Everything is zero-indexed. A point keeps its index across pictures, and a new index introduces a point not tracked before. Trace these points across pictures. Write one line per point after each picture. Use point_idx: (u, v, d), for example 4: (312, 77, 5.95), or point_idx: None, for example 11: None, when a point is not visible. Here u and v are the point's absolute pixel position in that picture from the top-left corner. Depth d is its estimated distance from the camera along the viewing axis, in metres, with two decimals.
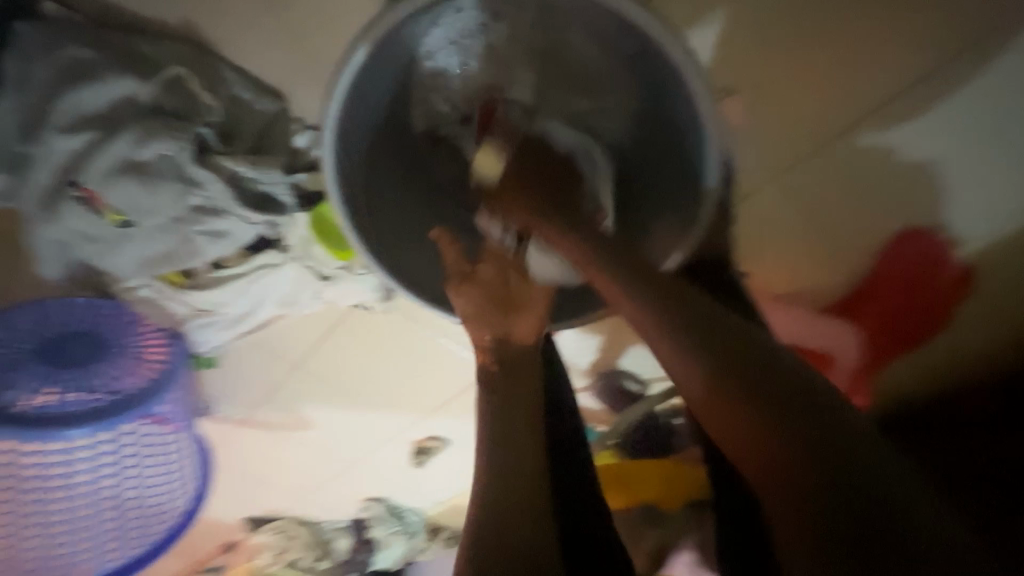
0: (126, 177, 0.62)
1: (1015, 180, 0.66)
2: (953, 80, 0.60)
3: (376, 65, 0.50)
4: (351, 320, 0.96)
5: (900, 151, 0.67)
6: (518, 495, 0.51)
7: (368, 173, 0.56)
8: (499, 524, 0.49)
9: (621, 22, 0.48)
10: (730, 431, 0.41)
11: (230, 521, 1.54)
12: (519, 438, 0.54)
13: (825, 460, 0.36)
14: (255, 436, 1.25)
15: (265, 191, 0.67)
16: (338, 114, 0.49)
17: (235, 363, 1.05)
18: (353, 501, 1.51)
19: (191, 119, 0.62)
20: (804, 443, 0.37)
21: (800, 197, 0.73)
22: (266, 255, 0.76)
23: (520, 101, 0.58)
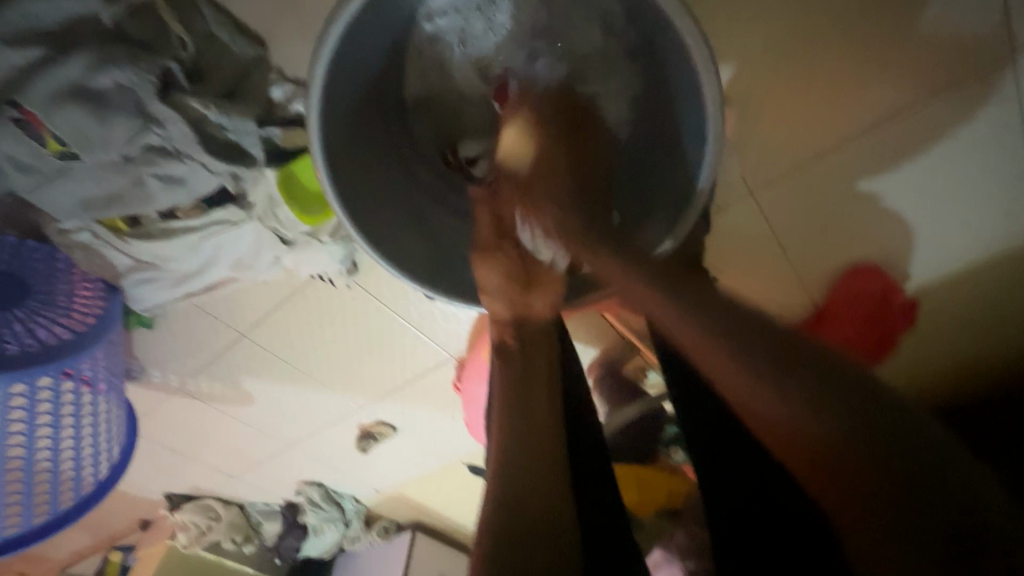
0: (73, 103, 0.55)
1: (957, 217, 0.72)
2: (918, 120, 0.64)
3: (376, 20, 0.46)
4: (309, 291, 0.91)
5: (866, 181, 0.71)
6: (531, 474, 0.52)
7: (358, 135, 0.51)
8: (509, 506, 0.49)
9: (628, 13, 0.48)
10: (784, 435, 0.39)
11: (150, 495, 1.44)
12: (532, 414, 0.55)
13: (888, 446, 0.33)
14: (190, 406, 1.17)
15: (233, 140, 0.62)
16: (331, 63, 0.42)
17: (176, 325, 0.99)
18: (289, 484, 1.45)
19: (158, 51, 0.57)
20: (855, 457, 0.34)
21: (770, 215, 0.76)
22: (223, 211, 0.70)
23: (517, 81, 0.56)
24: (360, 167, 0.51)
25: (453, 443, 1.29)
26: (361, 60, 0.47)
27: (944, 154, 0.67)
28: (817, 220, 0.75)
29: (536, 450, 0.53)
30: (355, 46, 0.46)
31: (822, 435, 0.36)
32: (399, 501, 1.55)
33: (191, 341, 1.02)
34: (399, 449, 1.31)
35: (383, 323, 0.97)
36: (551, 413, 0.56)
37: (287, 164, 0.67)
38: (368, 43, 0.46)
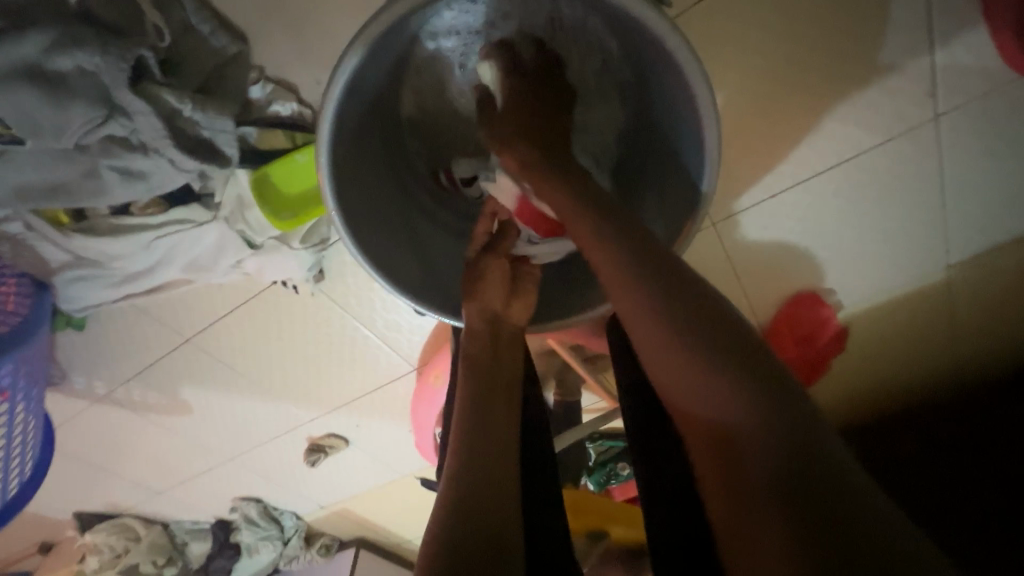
0: (25, 84, 0.50)
1: (883, 252, 0.82)
2: (860, 167, 0.72)
3: (384, 40, 0.46)
4: (266, 298, 0.87)
5: (811, 218, 0.78)
6: (486, 464, 0.43)
7: (352, 145, 0.51)
8: (466, 502, 0.40)
9: (626, 52, 0.51)
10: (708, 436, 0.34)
11: (58, 514, 1.29)
12: (494, 411, 0.47)
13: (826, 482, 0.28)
14: (117, 416, 1.07)
15: (207, 137, 0.59)
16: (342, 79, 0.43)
17: (110, 328, 0.90)
18: (223, 500, 1.35)
19: (129, 37, 0.53)
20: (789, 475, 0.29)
21: (728, 244, 0.82)
22: (186, 209, 0.67)
23: None
24: (353, 177, 0.51)
25: (407, 456, 1.26)
26: (365, 72, 0.47)
27: (880, 199, 0.76)
28: (770, 251, 0.82)
29: (498, 439, 0.45)
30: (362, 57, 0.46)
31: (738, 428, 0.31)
32: (344, 517, 1.49)
33: (126, 345, 0.94)
34: (348, 462, 1.27)
35: (345, 332, 0.94)
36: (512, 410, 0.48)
37: (263, 168, 0.64)
38: (375, 54, 0.46)
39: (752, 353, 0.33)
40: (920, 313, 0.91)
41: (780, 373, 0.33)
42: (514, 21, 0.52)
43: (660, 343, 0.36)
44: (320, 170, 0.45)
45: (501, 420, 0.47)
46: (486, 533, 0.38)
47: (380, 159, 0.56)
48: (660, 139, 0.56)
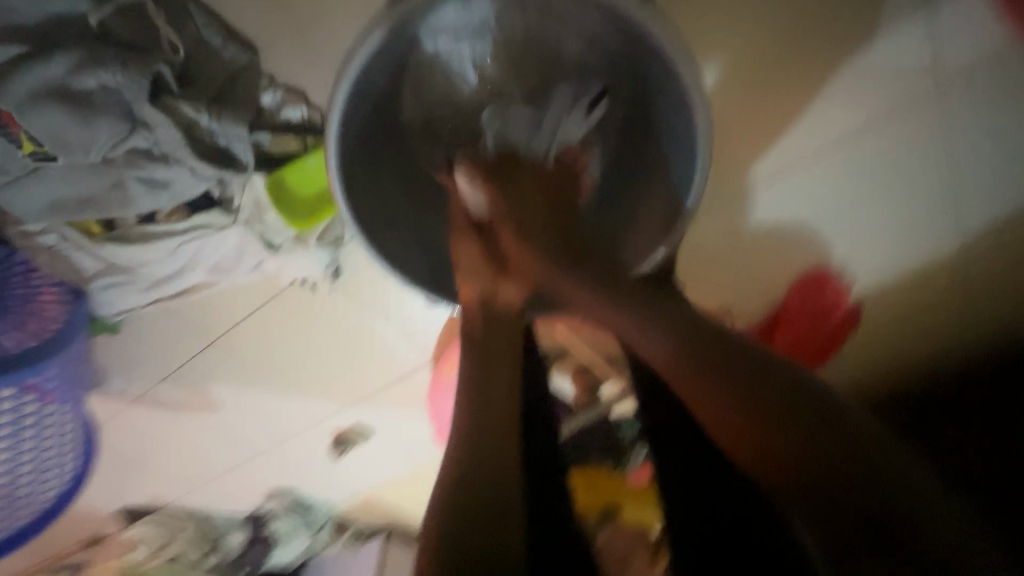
0: (53, 103, 0.54)
1: None
2: (867, 140, 0.72)
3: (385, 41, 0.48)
4: (287, 294, 0.93)
5: (818, 193, 0.78)
6: (490, 435, 0.48)
7: (359, 142, 0.53)
8: (468, 468, 0.45)
9: (623, 37, 0.52)
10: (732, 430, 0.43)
11: (104, 510, 1.36)
12: (496, 385, 0.51)
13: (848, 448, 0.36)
14: (154, 414, 1.13)
15: (224, 146, 0.62)
16: (345, 93, 0.48)
17: (143, 328, 0.96)
18: (256, 492, 1.41)
19: (147, 53, 0.56)
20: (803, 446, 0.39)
21: (728, 226, 0.83)
22: (208, 215, 0.70)
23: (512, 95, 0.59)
24: (358, 178, 0.54)
25: (429, 445, 1.29)
26: (365, 73, 0.49)
27: (890, 170, 0.75)
28: (775, 229, 0.83)
29: (500, 421, 0.49)
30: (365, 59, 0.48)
31: (803, 449, 0.38)
32: (371, 505, 1.53)
33: (159, 348, 0.98)
34: (373, 453, 1.30)
35: (362, 324, 0.97)
36: (513, 387, 0.52)
37: (280, 170, 0.67)
38: (376, 52, 0.48)
39: (764, 373, 0.43)
40: None
41: (796, 378, 0.42)
42: (509, 15, 0.54)
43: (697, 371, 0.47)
44: (331, 174, 0.50)
45: (502, 394, 0.51)
46: (483, 502, 0.43)
47: (384, 155, 0.59)
48: (654, 122, 0.57)
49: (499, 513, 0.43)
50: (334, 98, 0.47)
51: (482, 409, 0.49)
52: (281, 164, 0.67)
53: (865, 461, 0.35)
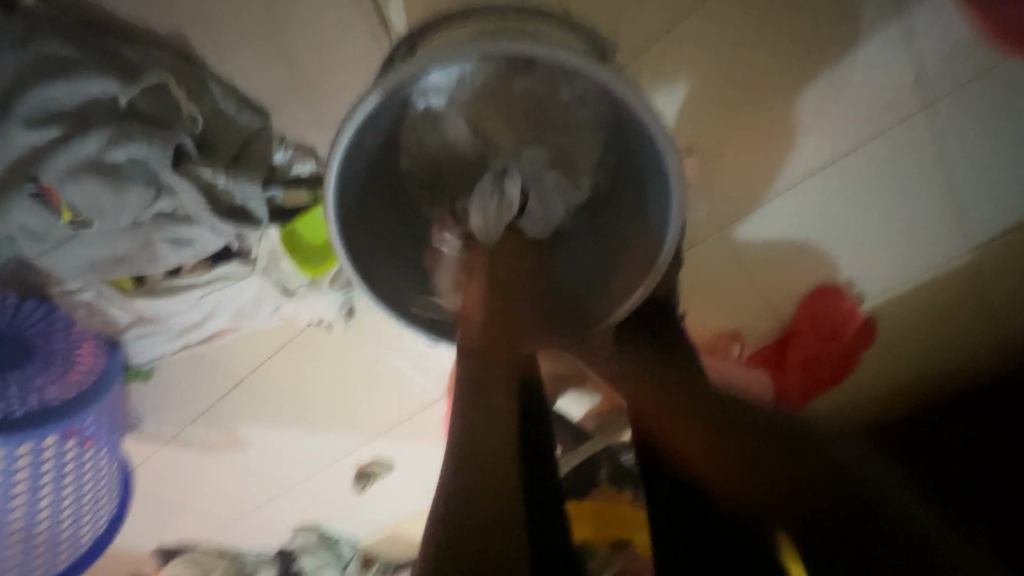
0: (88, 176, 0.60)
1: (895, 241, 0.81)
2: (856, 162, 0.73)
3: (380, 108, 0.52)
4: (305, 337, 0.95)
5: (815, 215, 0.79)
6: (484, 470, 0.48)
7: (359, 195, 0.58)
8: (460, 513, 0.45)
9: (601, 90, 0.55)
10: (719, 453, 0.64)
11: (140, 549, 1.41)
12: (496, 405, 0.52)
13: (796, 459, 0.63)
14: (186, 455, 1.17)
15: (240, 203, 0.67)
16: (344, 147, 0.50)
17: (172, 375, 1.00)
18: (283, 528, 1.44)
19: (169, 126, 0.62)
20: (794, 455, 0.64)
21: (736, 249, 0.83)
22: (228, 265, 0.75)
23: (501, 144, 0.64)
24: (362, 232, 0.58)
25: None
26: (361, 135, 0.53)
27: (884, 190, 0.76)
28: (772, 253, 0.84)
29: (491, 443, 0.50)
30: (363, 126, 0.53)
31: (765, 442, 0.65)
32: (395, 540, 1.54)
33: (189, 391, 1.04)
34: (394, 487, 1.32)
35: (377, 363, 1.00)
36: (511, 416, 0.53)
37: (290, 218, 0.72)
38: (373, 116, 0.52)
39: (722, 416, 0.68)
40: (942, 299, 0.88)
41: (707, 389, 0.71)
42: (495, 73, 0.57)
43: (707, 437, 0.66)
44: (329, 227, 0.53)
45: (501, 423, 0.52)
46: (471, 526, 0.45)
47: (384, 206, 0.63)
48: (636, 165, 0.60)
49: (498, 491, 0.47)
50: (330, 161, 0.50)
51: (479, 444, 0.49)
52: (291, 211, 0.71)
53: (848, 477, 0.61)
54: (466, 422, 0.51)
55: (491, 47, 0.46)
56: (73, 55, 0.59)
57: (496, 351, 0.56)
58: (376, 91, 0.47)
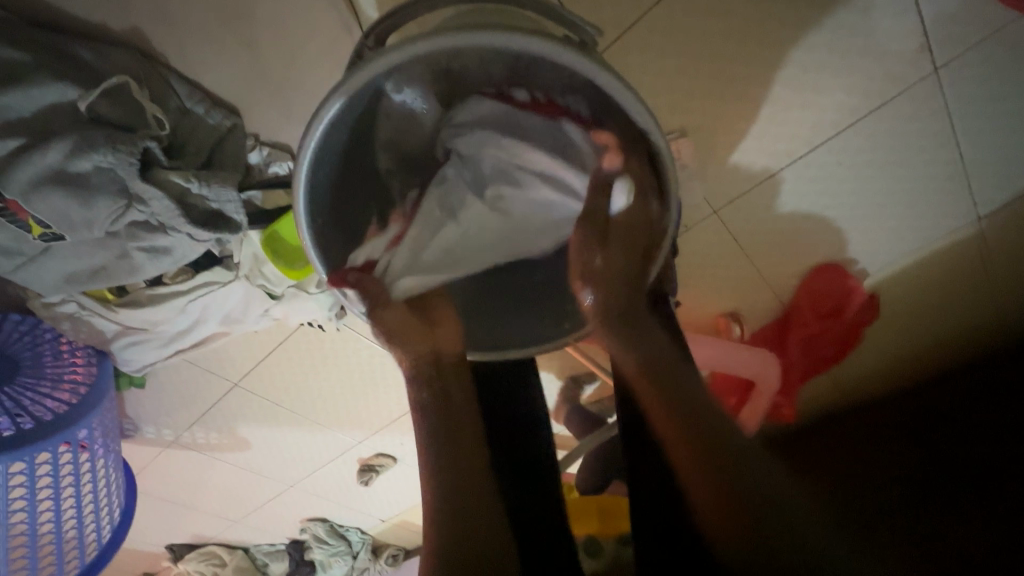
0: (53, 189, 0.56)
1: (898, 215, 0.79)
2: (858, 135, 0.70)
3: (351, 103, 0.49)
4: (298, 338, 0.93)
5: (815, 192, 0.76)
6: (463, 516, 0.54)
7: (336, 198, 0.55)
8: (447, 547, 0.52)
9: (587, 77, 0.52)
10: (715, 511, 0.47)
11: (152, 548, 1.42)
12: (464, 467, 0.58)
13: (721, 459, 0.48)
14: (188, 458, 1.17)
15: (216, 209, 0.64)
16: (315, 148, 0.47)
17: (165, 381, 0.99)
18: (292, 522, 1.45)
19: (135, 131, 0.58)
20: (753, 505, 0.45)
21: (733, 230, 0.81)
22: (211, 273, 0.73)
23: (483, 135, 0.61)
24: (338, 235, 0.56)
25: None
26: (334, 136, 0.50)
27: (887, 163, 0.73)
28: (770, 233, 0.81)
29: (467, 506, 0.55)
30: (335, 123, 0.49)
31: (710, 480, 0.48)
32: (404, 527, 1.56)
33: (184, 397, 1.03)
34: (399, 478, 1.33)
35: (374, 362, 1.00)
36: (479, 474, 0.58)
37: (269, 221, 0.69)
38: (344, 112, 0.49)
39: (712, 443, 0.49)
40: (944, 273, 0.87)
41: (722, 436, 0.50)
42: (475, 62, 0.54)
43: (693, 472, 0.49)
44: (302, 240, 0.50)
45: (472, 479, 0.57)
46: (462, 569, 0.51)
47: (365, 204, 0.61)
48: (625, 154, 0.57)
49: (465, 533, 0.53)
50: (298, 162, 0.46)
51: (453, 459, 0.58)
52: (268, 213, 0.69)
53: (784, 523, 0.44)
54: (437, 450, 0.59)
55: (468, 39, 0.42)
56: (22, 58, 0.54)
57: (448, 417, 0.61)
58: (346, 92, 0.44)
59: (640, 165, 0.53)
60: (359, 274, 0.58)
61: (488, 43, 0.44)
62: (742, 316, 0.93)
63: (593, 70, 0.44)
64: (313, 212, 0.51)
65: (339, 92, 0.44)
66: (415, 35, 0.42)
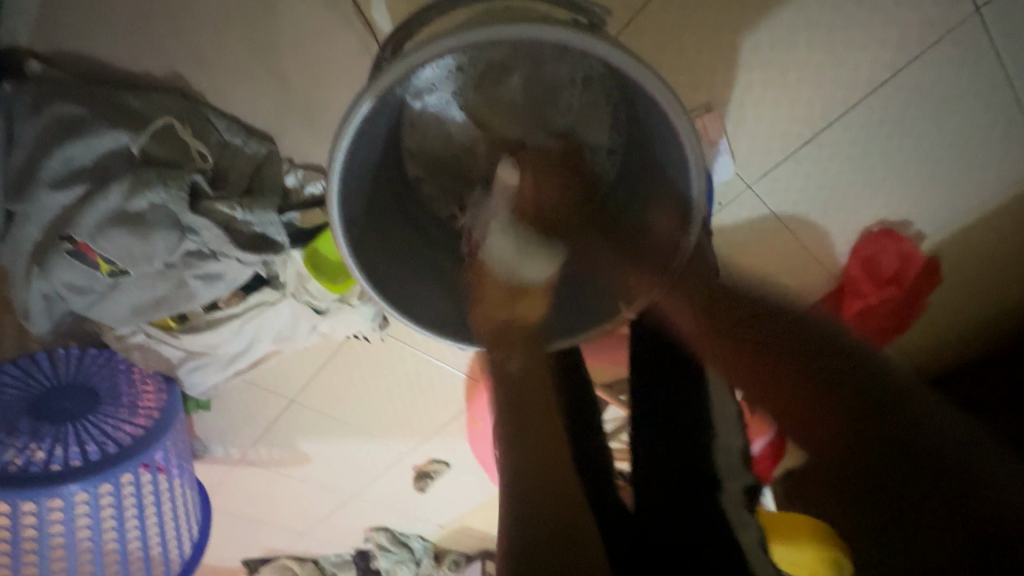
0: (116, 228, 0.61)
1: (955, 169, 0.73)
2: (899, 89, 0.66)
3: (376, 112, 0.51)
4: (347, 350, 0.96)
5: (858, 155, 0.72)
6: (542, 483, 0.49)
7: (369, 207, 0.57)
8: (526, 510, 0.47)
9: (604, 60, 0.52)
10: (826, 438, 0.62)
11: (229, 563, 1.50)
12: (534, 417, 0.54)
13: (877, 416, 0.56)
14: (254, 474, 1.23)
15: (260, 232, 0.68)
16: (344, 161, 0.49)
17: (229, 402, 1.04)
18: (355, 532, 1.49)
19: (183, 167, 0.63)
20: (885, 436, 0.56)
21: (772, 204, 0.78)
22: (261, 293, 0.76)
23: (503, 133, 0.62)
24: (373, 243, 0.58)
25: None
26: (357, 149, 0.52)
27: (934, 114, 0.68)
28: (811, 203, 0.78)
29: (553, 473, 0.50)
30: (361, 134, 0.51)
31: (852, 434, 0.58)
32: (464, 532, 1.58)
33: (247, 416, 1.08)
34: (455, 483, 1.35)
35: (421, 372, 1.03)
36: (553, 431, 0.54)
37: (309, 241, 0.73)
38: (369, 122, 0.51)
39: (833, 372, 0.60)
40: (1019, 227, 0.80)
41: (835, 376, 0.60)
42: (489, 60, 0.55)
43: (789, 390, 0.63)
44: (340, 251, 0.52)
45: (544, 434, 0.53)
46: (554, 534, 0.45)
47: (395, 214, 0.63)
48: (645, 134, 0.56)
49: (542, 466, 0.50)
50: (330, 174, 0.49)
51: (523, 433, 0.53)
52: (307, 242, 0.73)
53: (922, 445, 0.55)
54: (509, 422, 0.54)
55: (476, 37, 0.44)
56: (81, 111, 0.60)
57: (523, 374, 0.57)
58: (365, 105, 0.46)
59: (667, 127, 0.51)
60: (396, 280, 0.60)
61: (493, 38, 0.45)
62: (789, 294, 0.89)
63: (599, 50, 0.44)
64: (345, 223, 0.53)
65: (358, 106, 0.46)
66: (424, 41, 0.44)
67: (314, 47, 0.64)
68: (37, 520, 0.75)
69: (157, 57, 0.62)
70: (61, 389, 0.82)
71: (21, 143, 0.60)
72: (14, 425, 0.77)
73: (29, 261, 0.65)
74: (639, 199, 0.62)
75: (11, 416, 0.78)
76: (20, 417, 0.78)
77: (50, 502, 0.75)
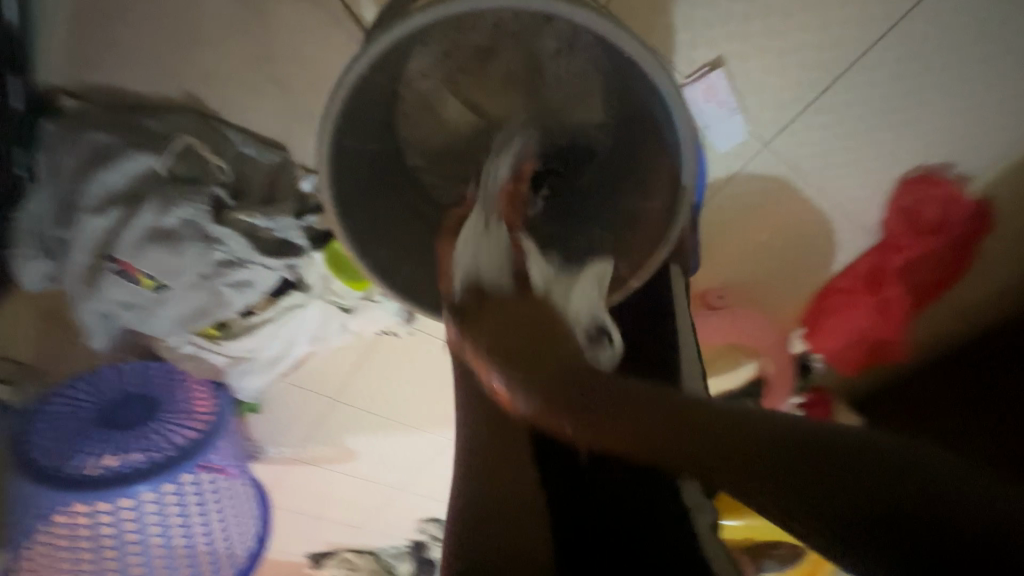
0: (153, 245, 0.66)
1: (999, 100, 0.68)
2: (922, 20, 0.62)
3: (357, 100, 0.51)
4: (380, 347, 1.00)
5: (883, 97, 0.68)
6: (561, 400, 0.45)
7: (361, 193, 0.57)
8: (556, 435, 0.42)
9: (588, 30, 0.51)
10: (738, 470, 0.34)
11: (294, 557, 1.58)
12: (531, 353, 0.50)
13: (813, 452, 0.31)
14: (307, 472, 1.29)
15: (282, 237, 0.71)
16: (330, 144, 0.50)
17: (276, 404, 1.10)
18: (408, 524, 1.54)
19: (205, 181, 0.67)
20: (824, 477, 0.30)
21: (794, 161, 0.74)
22: (290, 297, 0.79)
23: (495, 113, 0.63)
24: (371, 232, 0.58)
25: None
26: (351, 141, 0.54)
27: (965, 43, 0.63)
28: (834, 154, 0.73)
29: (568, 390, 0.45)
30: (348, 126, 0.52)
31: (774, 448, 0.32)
32: None
33: (294, 417, 1.14)
34: None
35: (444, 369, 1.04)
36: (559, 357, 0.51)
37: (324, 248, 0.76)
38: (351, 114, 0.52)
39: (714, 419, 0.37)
40: None
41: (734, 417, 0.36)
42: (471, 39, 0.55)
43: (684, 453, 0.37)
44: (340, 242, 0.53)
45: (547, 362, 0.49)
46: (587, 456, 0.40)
47: (401, 209, 0.64)
48: (631, 96, 0.56)
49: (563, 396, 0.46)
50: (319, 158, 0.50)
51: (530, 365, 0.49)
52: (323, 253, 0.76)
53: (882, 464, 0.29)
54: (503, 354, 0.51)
55: (445, 11, 0.46)
56: (112, 139, 0.65)
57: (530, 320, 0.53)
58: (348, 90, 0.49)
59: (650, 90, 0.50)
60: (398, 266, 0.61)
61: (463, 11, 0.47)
62: (822, 254, 0.85)
63: (561, 7, 0.45)
64: (349, 218, 0.55)
65: (342, 92, 0.48)
66: (399, 22, 0.47)
67: (313, 52, 0.66)
68: (113, 518, 0.82)
69: (172, 80, 0.66)
70: (125, 400, 0.89)
71: (62, 175, 0.65)
72: (89, 433, 0.85)
73: (80, 283, 0.71)
74: (635, 165, 0.61)
75: (84, 425, 0.85)
76: (92, 427, 0.85)
77: (122, 502, 0.82)
